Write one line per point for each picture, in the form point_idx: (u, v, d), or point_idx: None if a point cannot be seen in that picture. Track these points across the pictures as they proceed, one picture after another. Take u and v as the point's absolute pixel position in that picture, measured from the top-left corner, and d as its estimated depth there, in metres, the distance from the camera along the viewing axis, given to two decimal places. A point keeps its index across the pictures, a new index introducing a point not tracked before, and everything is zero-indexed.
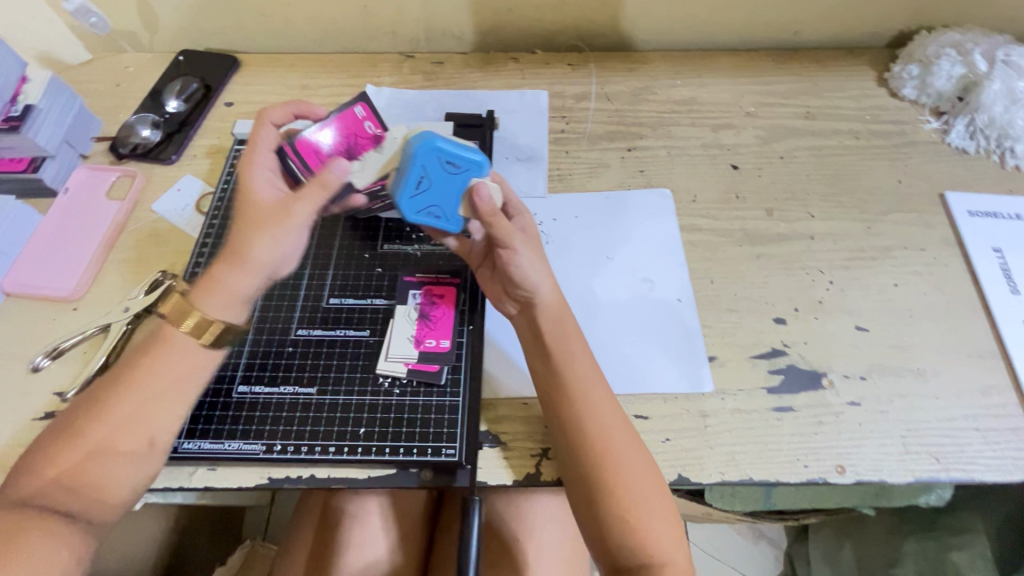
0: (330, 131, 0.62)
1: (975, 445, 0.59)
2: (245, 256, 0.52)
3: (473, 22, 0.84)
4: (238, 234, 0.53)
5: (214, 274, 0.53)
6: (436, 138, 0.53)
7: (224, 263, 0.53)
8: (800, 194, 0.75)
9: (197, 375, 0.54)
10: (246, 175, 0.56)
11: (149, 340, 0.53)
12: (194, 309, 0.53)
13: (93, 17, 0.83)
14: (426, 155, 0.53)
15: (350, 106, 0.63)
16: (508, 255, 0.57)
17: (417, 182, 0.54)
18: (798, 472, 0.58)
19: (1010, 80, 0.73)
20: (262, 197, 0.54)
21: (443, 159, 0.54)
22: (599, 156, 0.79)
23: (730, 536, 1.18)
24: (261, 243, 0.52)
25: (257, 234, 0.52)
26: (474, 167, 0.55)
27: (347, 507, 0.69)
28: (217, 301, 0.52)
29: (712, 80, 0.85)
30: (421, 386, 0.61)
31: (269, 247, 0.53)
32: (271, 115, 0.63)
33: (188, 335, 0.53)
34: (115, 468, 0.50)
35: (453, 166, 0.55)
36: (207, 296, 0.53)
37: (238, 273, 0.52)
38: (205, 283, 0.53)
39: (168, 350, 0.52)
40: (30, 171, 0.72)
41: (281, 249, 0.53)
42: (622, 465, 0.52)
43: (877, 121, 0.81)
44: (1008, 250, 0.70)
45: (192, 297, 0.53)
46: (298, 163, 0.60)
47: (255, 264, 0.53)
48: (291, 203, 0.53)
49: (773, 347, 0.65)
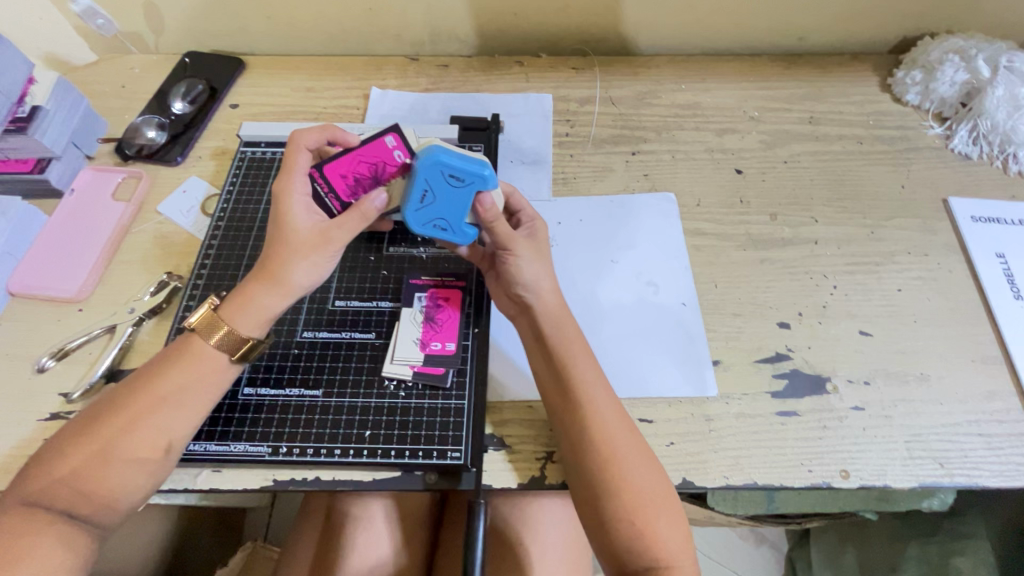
0: (356, 159, 0.56)
1: (979, 450, 0.59)
2: (283, 281, 0.54)
3: (478, 26, 0.84)
4: (275, 256, 0.54)
5: (249, 293, 0.55)
6: (439, 152, 0.53)
7: (261, 284, 0.54)
8: (804, 199, 0.75)
9: (218, 385, 0.55)
10: (283, 198, 0.55)
11: (175, 350, 0.54)
12: (229, 328, 0.54)
13: (100, 19, 0.83)
14: (428, 170, 0.53)
15: (380, 135, 0.55)
16: (508, 257, 0.58)
17: (421, 196, 0.55)
18: (802, 477, 0.58)
19: (1012, 86, 0.73)
20: (299, 221, 0.55)
21: (446, 173, 0.53)
22: (603, 160, 0.79)
23: (730, 539, 1.18)
24: (300, 268, 0.54)
25: (296, 260, 0.54)
26: (479, 180, 0.54)
27: (350, 510, 0.69)
28: (252, 320, 0.55)
29: (716, 84, 0.85)
30: (426, 389, 0.61)
31: (307, 272, 0.55)
32: (305, 134, 0.59)
33: (220, 350, 0.54)
34: (125, 471, 0.50)
35: (457, 180, 0.54)
36: (242, 315, 0.54)
37: (275, 294, 0.55)
38: (238, 301, 0.55)
39: (197, 362, 0.54)
40: (36, 172, 0.72)
41: (318, 273, 0.56)
42: (627, 470, 0.52)
43: (880, 126, 0.81)
44: (1011, 256, 0.70)
45: (223, 313, 0.54)
46: (324, 188, 0.57)
47: (291, 287, 0.55)
48: (331, 231, 0.55)
49: (777, 351, 0.65)
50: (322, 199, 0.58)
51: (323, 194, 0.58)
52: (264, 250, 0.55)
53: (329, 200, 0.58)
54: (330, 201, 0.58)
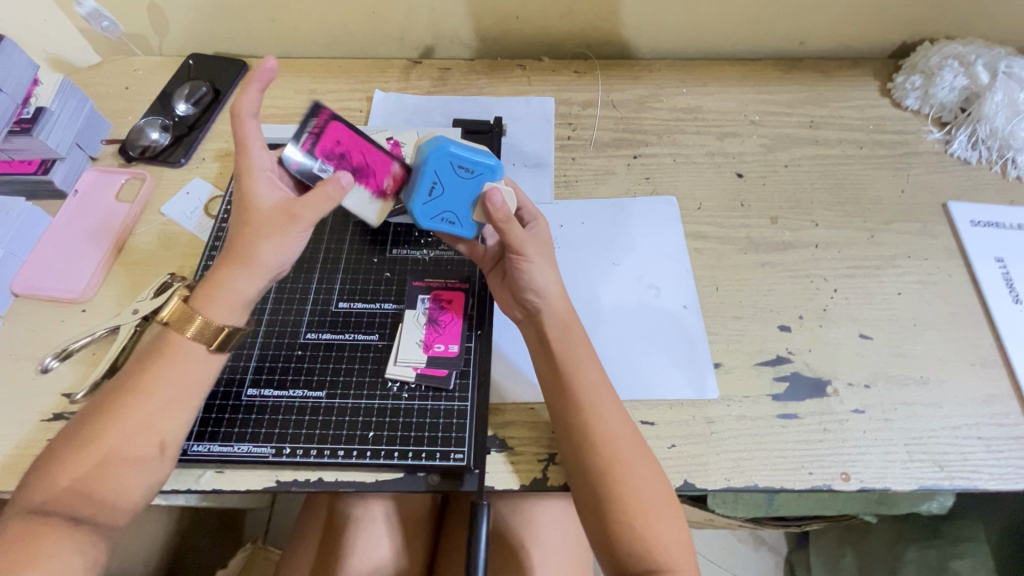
0: (362, 143, 0.59)
1: (978, 453, 0.60)
2: (254, 266, 0.53)
3: (481, 29, 0.85)
4: (242, 238, 0.53)
5: (218, 278, 0.54)
6: (448, 143, 0.55)
7: (229, 267, 0.54)
8: (804, 203, 0.76)
9: (204, 380, 0.54)
10: (242, 176, 0.54)
11: (154, 347, 0.54)
12: (200, 316, 0.53)
13: (104, 22, 0.84)
14: (438, 160, 0.55)
15: (393, 158, 0.60)
16: (520, 261, 0.58)
17: (429, 188, 0.56)
18: (803, 479, 0.59)
19: (1011, 91, 0.73)
20: (262, 200, 0.54)
21: (455, 163, 0.55)
22: (604, 163, 0.79)
23: (730, 542, 1.18)
24: (268, 250, 0.53)
25: (262, 240, 0.53)
26: (487, 171, 0.56)
27: (352, 511, 0.69)
28: (225, 307, 0.54)
29: (717, 88, 0.85)
30: (429, 391, 0.61)
31: (275, 251, 0.54)
32: (246, 98, 0.53)
33: (194, 340, 0.53)
34: (126, 473, 0.50)
35: (465, 170, 0.56)
36: (212, 301, 0.53)
37: (244, 277, 0.54)
38: (209, 287, 0.54)
39: (174, 355, 0.53)
40: (40, 173, 0.72)
41: (287, 252, 0.55)
42: (629, 473, 0.52)
43: (880, 131, 0.82)
44: (1010, 260, 0.71)
45: (194, 303, 0.54)
46: (315, 128, 0.57)
47: (263, 271, 0.54)
48: (295, 209, 0.53)
49: (778, 354, 0.66)
50: (303, 131, 0.56)
51: (308, 130, 0.56)
52: (231, 233, 0.54)
53: (304, 137, 0.56)
54: (300, 145, 0.56)
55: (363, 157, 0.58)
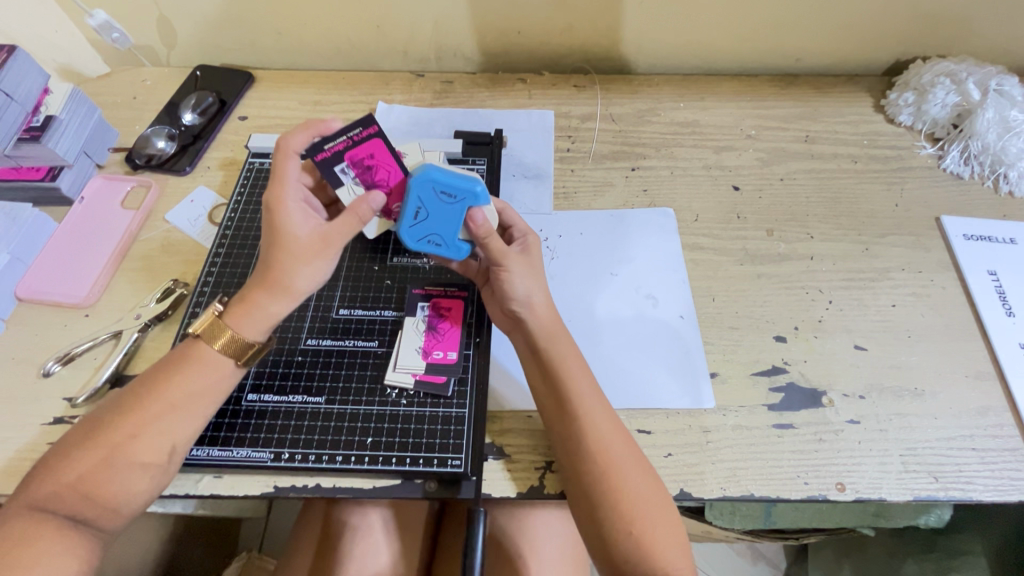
0: (392, 165, 0.59)
1: (973, 465, 0.60)
2: (288, 289, 0.54)
3: (483, 44, 0.86)
4: (275, 262, 0.54)
5: (253, 300, 0.55)
6: (431, 169, 0.57)
7: (263, 289, 0.54)
8: (800, 216, 0.77)
9: (220, 391, 0.55)
10: (278, 203, 0.56)
11: (177, 355, 0.55)
12: (232, 332, 0.55)
13: (115, 33, 0.86)
14: (421, 186, 0.57)
15: None
16: (500, 272, 0.59)
17: (414, 212, 0.58)
18: (799, 489, 0.59)
19: (1003, 108, 0.75)
20: (296, 226, 0.55)
21: (438, 188, 0.57)
22: (603, 175, 0.80)
23: (729, 556, 1.17)
24: (302, 274, 0.54)
25: (297, 264, 0.54)
26: (470, 197, 0.57)
27: (349, 519, 0.69)
28: (257, 325, 0.55)
29: (715, 103, 0.87)
30: (428, 398, 0.61)
31: (308, 277, 0.55)
32: (292, 138, 0.59)
33: (223, 354, 0.55)
34: (130, 475, 0.50)
35: (448, 196, 0.57)
36: (248, 321, 0.55)
37: (283, 300, 0.55)
38: (243, 307, 0.55)
39: (203, 367, 0.54)
40: (48, 180, 0.73)
41: (320, 276, 0.56)
42: (623, 480, 0.53)
43: (875, 146, 0.83)
44: (1003, 273, 0.72)
45: (228, 318, 0.55)
46: (356, 137, 0.58)
47: (296, 294, 0.55)
48: (330, 234, 0.54)
49: (774, 364, 0.66)
50: (343, 133, 0.58)
51: (348, 135, 0.58)
52: (263, 255, 0.55)
53: (341, 139, 0.58)
54: (334, 145, 0.58)
55: (382, 180, 0.60)
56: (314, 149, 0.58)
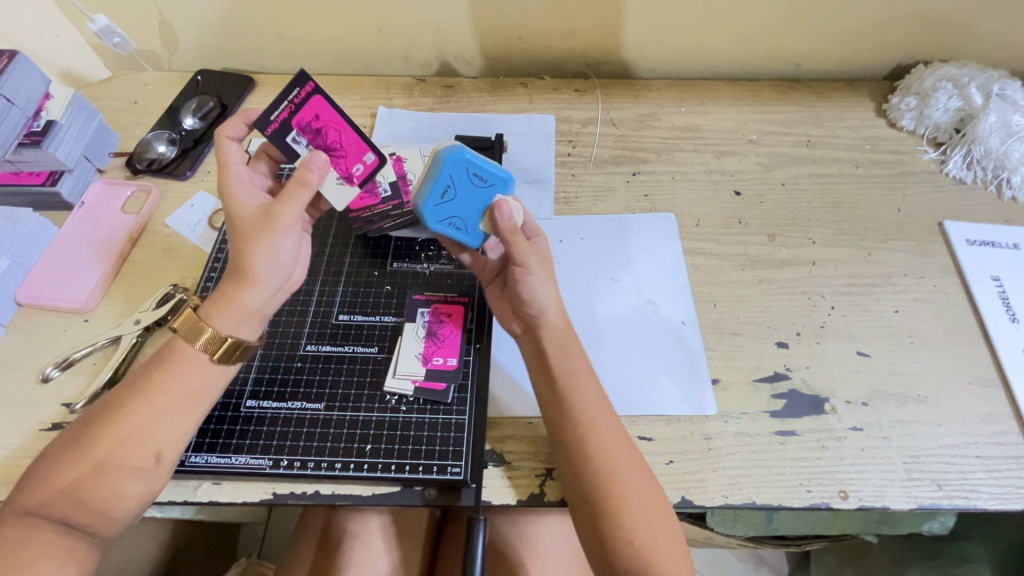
0: (338, 120, 0.60)
1: (977, 473, 0.59)
2: (249, 273, 0.54)
3: (484, 48, 0.86)
4: (235, 248, 0.54)
5: (223, 293, 0.55)
6: (466, 149, 0.57)
7: (230, 280, 0.54)
8: (801, 220, 0.77)
9: (206, 393, 0.55)
10: (226, 191, 0.57)
11: (158, 356, 0.54)
12: (208, 328, 0.54)
13: (116, 38, 0.86)
14: (455, 164, 0.57)
15: (370, 146, 0.61)
16: (521, 273, 0.58)
17: (442, 191, 0.57)
18: (801, 497, 0.59)
19: (1005, 114, 0.75)
20: (245, 208, 0.56)
21: (471, 170, 0.57)
22: (604, 179, 0.80)
23: (730, 561, 1.17)
24: (257, 255, 0.54)
25: (250, 245, 0.54)
26: (499, 183, 0.59)
27: (348, 526, 0.69)
28: (230, 316, 0.54)
29: (716, 108, 0.87)
30: (427, 404, 0.61)
31: (265, 257, 0.54)
32: (225, 128, 0.60)
33: (201, 351, 0.54)
34: (119, 481, 0.50)
35: (480, 178, 0.58)
36: (219, 314, 0.54)
37: (249, 287, 0.54)
38: (214, 300, 0.55)
39: (180, 366, 0.53)
40: (48, 185, 0.73)
41: (279, 255, 0.55)
42: (626, 490, 0.52)
43: (877, 150, 0.83)
44: (1006, 279, 0.71)
45: (201, 313, 0.54)
46: (295, 99, 0.59)
47: (258, 276, 0.54)
48: (274, 207, 0.54)
49: (776, 371, 0.66)
50: (283, 100, 0.58)
51: (288, 100, 0.58)
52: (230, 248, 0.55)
53: (283, 107, 0.59)
54: (278, 113, 0.59)
55: (333, 141, 0.60)
56: (262, 122, 0.58)
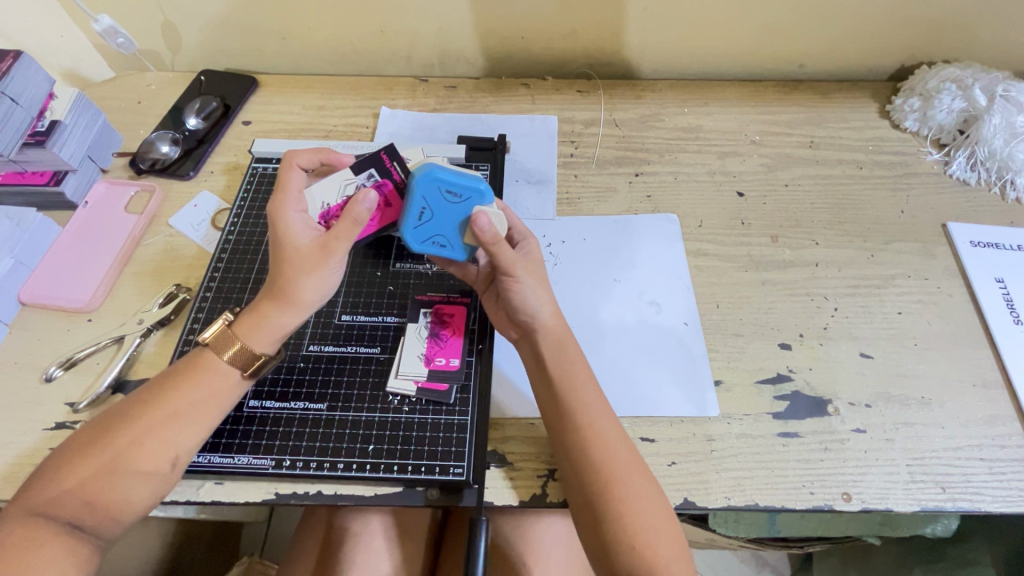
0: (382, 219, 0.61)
1: (980, 475, 0.59)
2: (294, 298, 0.55)
3: (487, 49, 0.86)
4: (280, 273, 0.54)
5: (261, 312, 0.55)
6: (435, 169, 0.56)
7: (272, 301, 0.55)
8: (805, 222, 0.76)
9: (227, 401, 0.55)
10: (281, 215, 0.56)
11: (185, 366, 0.55)
12: (240, 342, 0.55)
13: (120, 38, 0.84)
14: (425, 186, 0.56)
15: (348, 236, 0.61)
16: (510, 282, 0.58)
17: (418, 213, 0.57)
18: (804, 499, 0.58)
19: (1010, 115, 0.74)
20: (299, 236, 0.55)
21: (443, 188, 0.56)
22: (607, 180, 0.80)
23: (732, 562, 1.17)
24: (308, 284, 0.54)
25: (301, 274, 0.54)
26: (476, 195, 0.56)
27: (350, 526, 0.69)
28: (266, 337, 0.56)
29: (719, 109, 0.87)
30: (430, 405, 0.61)
31: (314, 287, 0.55)
32: (299, 155, 0.61)
33: (232, 365, 0.55)
34: (132, 484, 0.50)
35: (454, 195, 0.56)
36: (256, 333, 0.55)
37: (290, 311, 0.55)
38: (251, 318, 0.55)
39: (212, 377, 0.54)
40: (52, 184, 0.73)
41: (325, 285, 0.56)
42: (628, 493, 0.52)
43: (880, 152, 0.82)
44: (1010, 280, 0.71)
45: (237, 330, 0.55)
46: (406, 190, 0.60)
47: (302, 303, 0.55)
48: (331, 241, 0.54)
49: (778, 372, 0.66)
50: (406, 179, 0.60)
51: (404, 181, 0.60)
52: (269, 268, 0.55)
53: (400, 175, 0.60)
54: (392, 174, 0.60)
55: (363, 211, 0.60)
56: (391, 154, 0.60)
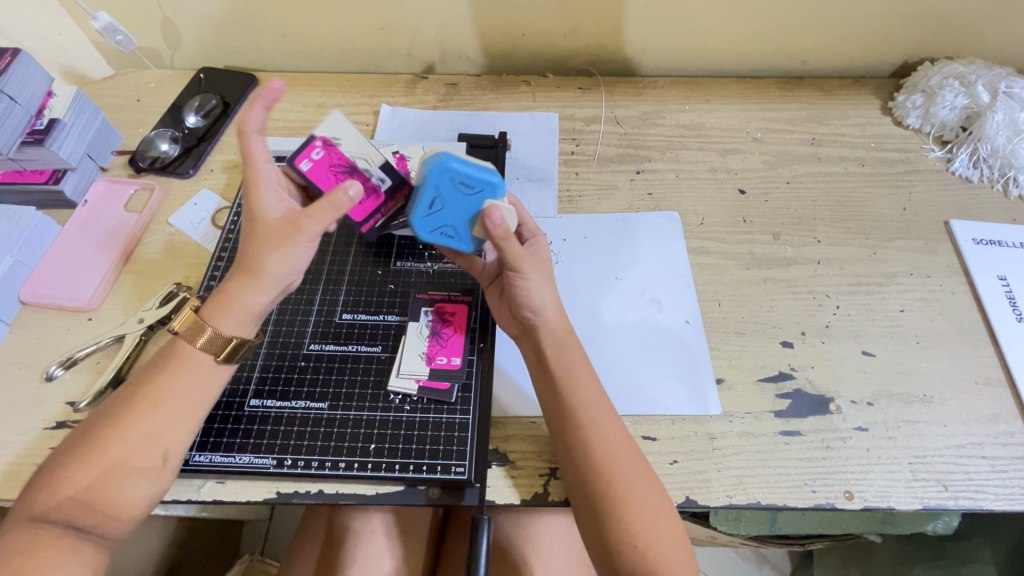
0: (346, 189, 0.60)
1: (983, 473, 0.59)
2: (261, 276, 0.54)
3: (487, 46, 0.86)
4: (248, 250, 0.54)
5: (227, 290, 0.54)
6: (449, 159, 0.54)
7: (239, 281, 0.54)
8: (807, 219, 0.76)
9: (209, 394, 0.55)
10: (253, 188, 0.55)
11: (163, 357, 0.55)
12: (210, 327, 0.54)
13: (119, 36, 0.84)
14: (438, 176, 0.54)
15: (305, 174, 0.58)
16: (515, 278, 0.58)
17: (429, 203, 0.56)
18: (806, 497, 0.58)
19: (1012, 112, 0.74)
20: (268, 212, 0.55)
21: (457, 179, 0.55)
22: (608, 178, 0.80)
23: (733, 559, 1.17)
24: (274, 258, 0.53)
25: (268, 250, 0.53)
26: (488, 188, 0.56)
27: (352, 524, 0.69)
28: (236, 320, 0.54)
29: (721, 105, 0.86)
30: (431, 403, 0.61)
31: (282, 264, 0.54)
32: None
33: (205, 352, 0.54)
34: (127, 483, 0.50)
35: (467, 186, 0.55)
36: (223, 314, 0.54)
37: (256, 289, 0.54)
38: (218, 300, 0.55)
39: (188, 367, 0.54)
40: (52, 183, 0.73)
41: (294, 263, 0.55)
42: (630, 491, 0.52)
43: (883, 149, 0.82)
44: (1012, 278, 0.71)
45: (204, 313, 0.54)
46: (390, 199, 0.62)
47: (269, 280, 0.54)
48: (301, 218, 0.54)
49: (781, 370, 0.66)
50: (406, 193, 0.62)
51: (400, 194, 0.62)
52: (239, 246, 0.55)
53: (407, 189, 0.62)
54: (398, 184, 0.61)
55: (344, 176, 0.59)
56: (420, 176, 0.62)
